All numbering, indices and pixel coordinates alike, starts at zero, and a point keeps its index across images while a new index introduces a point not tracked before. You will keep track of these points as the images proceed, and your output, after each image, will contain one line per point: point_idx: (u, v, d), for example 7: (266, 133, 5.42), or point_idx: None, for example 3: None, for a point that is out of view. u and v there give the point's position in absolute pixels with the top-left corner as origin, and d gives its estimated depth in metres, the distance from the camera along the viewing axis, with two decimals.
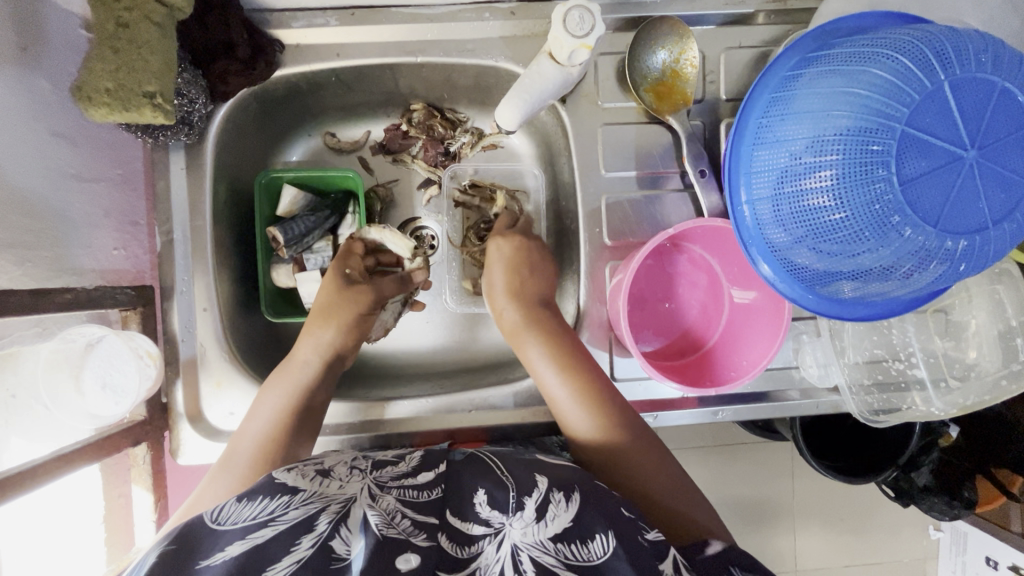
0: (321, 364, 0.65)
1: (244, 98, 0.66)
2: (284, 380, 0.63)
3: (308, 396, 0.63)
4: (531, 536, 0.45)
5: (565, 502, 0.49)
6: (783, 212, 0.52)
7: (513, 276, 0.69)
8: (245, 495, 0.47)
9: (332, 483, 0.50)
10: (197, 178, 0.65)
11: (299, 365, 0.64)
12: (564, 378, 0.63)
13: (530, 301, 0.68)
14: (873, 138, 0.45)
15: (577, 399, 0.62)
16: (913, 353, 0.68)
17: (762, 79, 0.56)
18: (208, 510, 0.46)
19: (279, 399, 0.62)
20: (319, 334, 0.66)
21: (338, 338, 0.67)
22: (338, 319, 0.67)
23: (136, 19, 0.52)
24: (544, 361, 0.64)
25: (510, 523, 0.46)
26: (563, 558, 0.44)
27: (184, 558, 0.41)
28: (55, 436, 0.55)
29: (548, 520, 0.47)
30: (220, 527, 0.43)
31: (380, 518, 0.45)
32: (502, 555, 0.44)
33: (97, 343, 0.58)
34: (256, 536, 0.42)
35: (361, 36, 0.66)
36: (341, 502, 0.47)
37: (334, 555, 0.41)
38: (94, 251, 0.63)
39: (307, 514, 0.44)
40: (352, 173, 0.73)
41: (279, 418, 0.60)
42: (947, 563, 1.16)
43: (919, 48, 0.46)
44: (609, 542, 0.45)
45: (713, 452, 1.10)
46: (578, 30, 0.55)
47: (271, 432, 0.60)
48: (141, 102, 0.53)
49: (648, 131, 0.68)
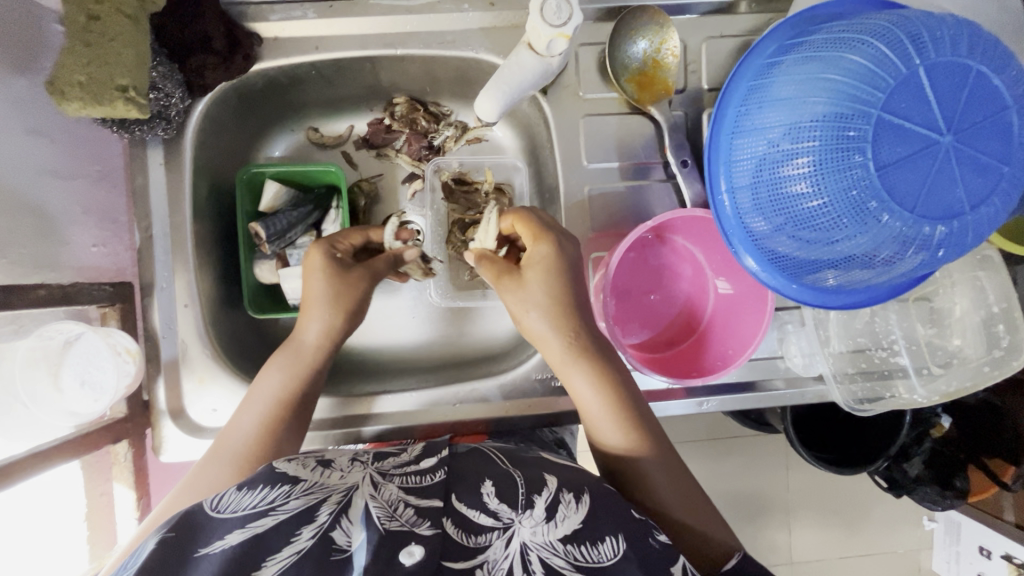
0: (323, 350, 0.64)
1: (223, 93, 0.66)
2: (275, 364, 0.62)
3: (310, 377, 0.63)
4: (540, 536, 0.44)
5: (575, 503, 0.47)
6: (762, 199, 0.52)
7: (556, 305, 0.60)
8: (246, 483, 0.47)
9: (333, 473, 0.49)
10: (176, 174, 0.64)
11: (295, 346, 0.63)
12: (605, 397, 0.59)
13: (576, 328, 0.60)
14: (848, 124, 0.45)
15: (615, 416, 0.59)
16: (896, 341, 0.69)
17: (740, 66, 0.56)
18: (208, 497, 0.45)
19: (278, 381, 0.60)
20: (317, 317, 0.63)
21: (335, 317, 0.64)
22: (333, 298, 0.64)
23: (108, 11, 0.52)
24: (590, 391, 0.59)
25: (519, 520, 0.45)
26: (572, 559, 0.43)
27: (185, 544, 0.41)
28: (35, 434, 0.55)
29: (558, 521, 0.45)
30: (220, 515, 0.43)
31: (382, 510, 0.44)
32: (511, 552, 0.43)
33: (76, 340, 0.58)
34: (255, 527, 0.42)
35: (339, 28, 0.65)
36: (342, 493, 0.46)
37: (335, 547, 0.41)
38: (72, 248, 0.62)
39: (308, 505, 0.44)
40: (334, 167, 0.72)
41: (277, 401, 0.60)
42: (940, 554, 1.16)
43: (893, 34, 0.46)
44: (617, 544, 0.44)
45: (704, 446, 1.10)
46: (555, 19, 0.54)
47: (273, 406, 0.59)
48: (114, 96, 0.52)
49: (630, 121, 0.68)
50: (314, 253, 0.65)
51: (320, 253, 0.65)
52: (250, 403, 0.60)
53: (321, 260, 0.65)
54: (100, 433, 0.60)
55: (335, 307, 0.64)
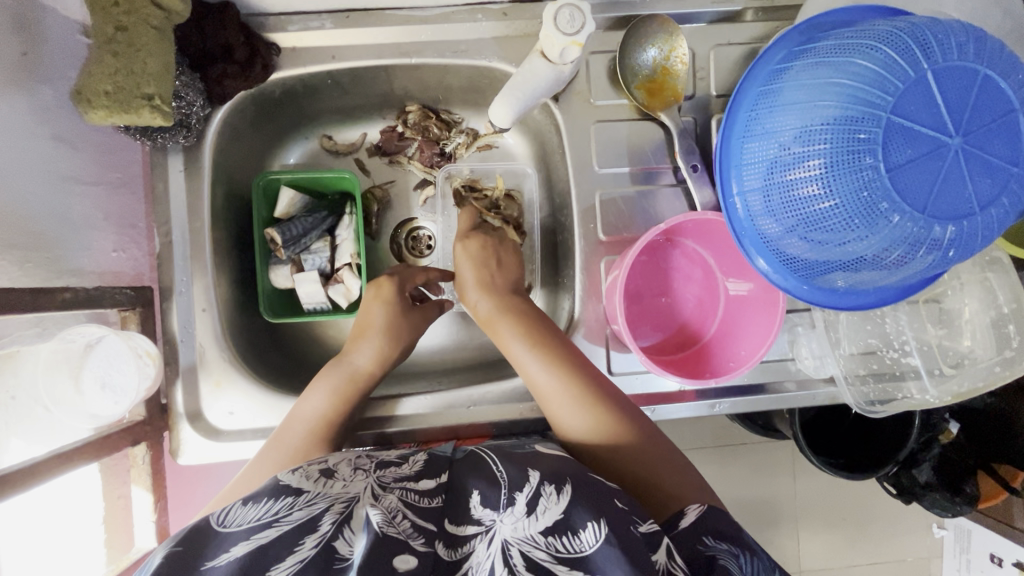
0: (374, 378, 0.67)
1: (241, 102, 0.67)
2: (326, 383, 0.63)
3: (354, 398, 0.64)
4: (521, 531, 0.43)
5: (556, 494, 0.46)
6: (773, 202, 0.53)
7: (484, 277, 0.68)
8: (251, 498, 0.46)
9: (336, 484, 0.48)
10: (195, 181, 0.66)
11: (349, 369, 0.65)
12: (532, 346, 0.62)
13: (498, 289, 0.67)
14: (858, 127, 0.46)
15: (544, 363, 0.61)
16: (907, 342, 0.69)
17: (750, 73, 0.57)
18: (215, 512, 0.44)
19: (327, 400, 0.62)
20: (375, 346, 0.67)
21: (391, 350, 0.68)
22: (393, 334, 0.67)
23: (135, 22, 0.53)
24: (519, 345, 0.62)
25: (500, 519, 0.44)
26: (553, 551, 0.42)
27: (188, 559, 0.39)
28: (54, 437, 0.56)
29: (539, 514, 0.45)
30: (225, 529, 0.42)
31: (382, 516, 0.43)
32: (492, 552, 0.42)
33: (97, 343, 0.59)
34: (260, 538, 0.41)
35: (354, 39, 0.67)
36: (345, 502, 0.45)
37: (336, 556, 0.40)
38: (93, 253, 0.63)
39: (309, 516, 0.43)
40: (349, 174, 0.73)
41: (326, 417, 0.61)
42: (950, 562, 1.15)
43: (902, 39, 0.47)
44: (600, 529, 0.43)
45: (713, 453, 1.10)
46: (568, 28, 0.56)
47: (320, 421, 0.61)
48: (140, 104, 0.54)
49: (640, 127, 0.69)
50: (383, 284, 0.69)
51: (392, 287, 0.69)
52: (295, 420, 0.60)
53: (390, 293, 0.69)
54: (119, 436, 0.60)
55: (394, 338, 0.67)
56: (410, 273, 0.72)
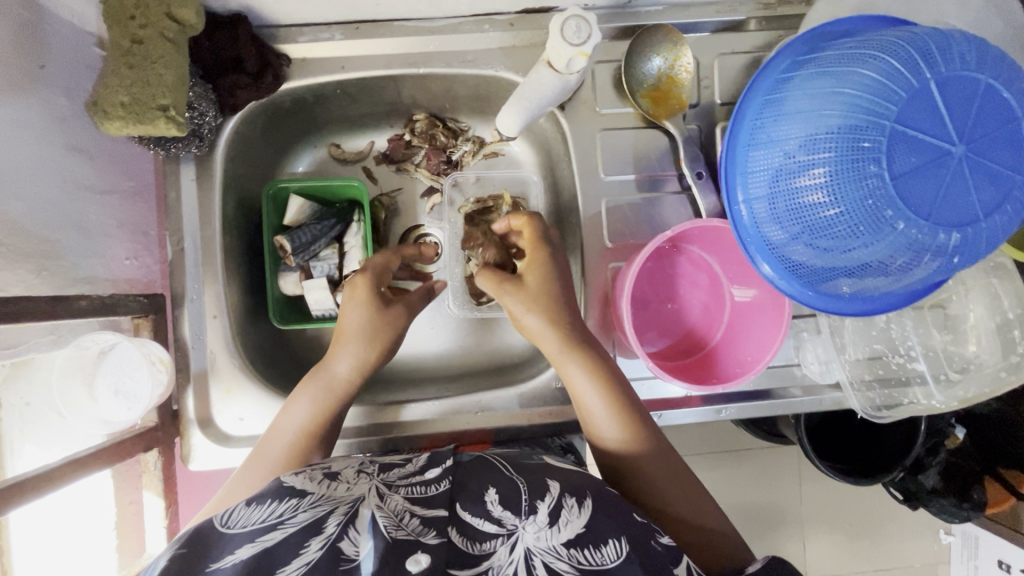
0: (354, 385, 0.65)
1: (252, 112, 0.68)
2: (306, 392, 0.62)
3: (335, 408, 0.63)
4: (544, 541, 0.43)
5: (578, 507, 0.46)
6: (778, 209, 0.54)
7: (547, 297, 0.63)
8: (255, 498, 0.46)
9: (340, 486, 0.49)
10: (207, 190, 0.67)
11: (327, 378, 0.63)
12: (594, 376, 0.59)
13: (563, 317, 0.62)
14: (862, 135, 0.47)
15: (604, 396, 0.59)
16: (913, 347, 0.70)
17: (755, 81, 0.58)
18: (218, 513, 0.45)
19: (307, 412, 0.61)
20: (351, 351, 0.64)
21: (370, 355, 0.65)
22: (371, 337, 0.65)
23: (151, 35, 0.54)
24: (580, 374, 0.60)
25: (523, 525, 0.44)
26: (575, 564, 0.42)
27: (195, 561, 0.40)
28: (67, 442, 0.58)
29: (562, 525, 0.45)
30: (229, 530, 0.42)
31: (389, 519, 0.43)
32: (514, 558, 0.42)
33: (110, 349, 0.60)
34: (264, 541, 0.41)
35: (364, 50, 0.68)
36: (349, 503, 0.45)
37: (343, 556, 0.40)
38: (106, 261, 0.64)
39: (314, 517, 0.43)
40: (356, 180, 0.74)
41: (310, 426, 0.61)
42: (957, 568, 1.15)
43: (904, 49, 0.48)
44: (621, 547, 0.44)
45: (717, 459, 1.10)
46: (575, 38, 0.56)
47: (302, 432, 0.60)
48: (155, 115, 0.55)
49: (645, 135, 0.70)
50: (358, 286, 0.67)
51: (365, 288, 0.66)
52: (279, 429, 0.60)
53: (366, 295, 0.66)
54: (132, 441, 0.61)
55: (371, 342, 0.65)
56: (379, 265, 0.69)
